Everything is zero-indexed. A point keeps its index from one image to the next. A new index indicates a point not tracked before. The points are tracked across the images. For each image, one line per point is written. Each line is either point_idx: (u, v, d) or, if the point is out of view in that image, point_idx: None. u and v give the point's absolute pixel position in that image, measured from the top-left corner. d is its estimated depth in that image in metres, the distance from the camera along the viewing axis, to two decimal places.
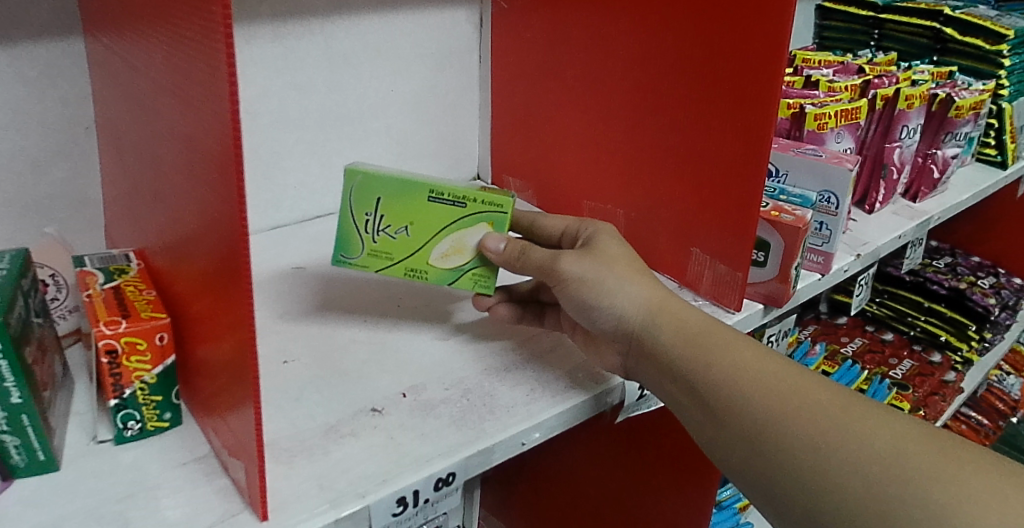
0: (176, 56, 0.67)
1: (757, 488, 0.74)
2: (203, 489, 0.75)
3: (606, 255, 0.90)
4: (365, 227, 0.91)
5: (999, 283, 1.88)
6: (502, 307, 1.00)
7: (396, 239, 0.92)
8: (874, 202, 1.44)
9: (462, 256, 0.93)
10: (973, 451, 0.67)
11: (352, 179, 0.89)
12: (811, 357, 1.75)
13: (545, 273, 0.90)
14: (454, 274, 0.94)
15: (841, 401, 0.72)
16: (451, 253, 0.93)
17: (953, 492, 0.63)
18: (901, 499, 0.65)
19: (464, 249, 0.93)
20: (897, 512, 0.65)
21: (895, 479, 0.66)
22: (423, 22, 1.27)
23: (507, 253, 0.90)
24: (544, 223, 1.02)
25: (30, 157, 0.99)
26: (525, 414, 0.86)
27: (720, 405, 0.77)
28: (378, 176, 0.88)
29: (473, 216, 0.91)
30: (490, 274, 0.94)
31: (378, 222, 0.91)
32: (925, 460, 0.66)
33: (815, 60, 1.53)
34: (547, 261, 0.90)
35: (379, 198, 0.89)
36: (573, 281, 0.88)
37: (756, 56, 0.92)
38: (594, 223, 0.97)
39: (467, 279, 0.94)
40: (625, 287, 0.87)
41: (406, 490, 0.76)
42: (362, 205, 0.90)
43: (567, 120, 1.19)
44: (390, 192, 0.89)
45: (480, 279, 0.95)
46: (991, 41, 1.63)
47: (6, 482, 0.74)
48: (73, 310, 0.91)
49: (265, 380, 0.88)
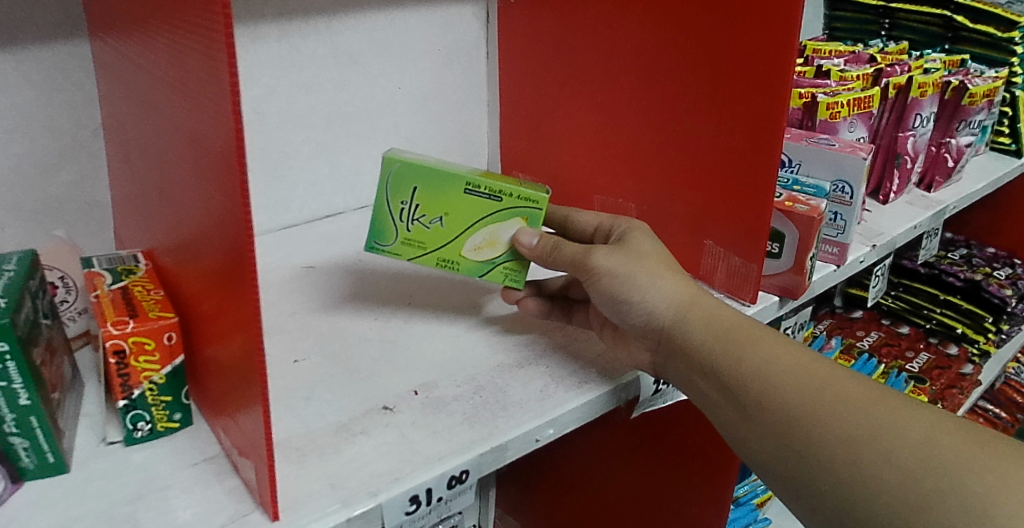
0: (179, 52, 0.66)
1: (791, 486, 0.73)
2: (214, 489, 0.74)
3: (638, 251, 0.88)
4: (400, 216, 0.91)
5: (1015, 274, 1.84)
6: (530, 301, 0.99)
7: (430, 229, 0.91)
8: (888, 192, 1.42)
9: (494, 249, 0.93)
10: (1010, 444, 0.65)
11: (389, 167, 0.89)
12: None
13: (577, 268, 0.88)
14: (485, 267, 0.93)
15: (874, 394, 0.71)
16: (484, 246, 0.93)
17: (990, 482, 0.62)
18: (943, 496, 0.63)
19: (497, 243, 0.92)
20: (936, 509, 0.63)
21: (931, 471, 0.64)
22: (428, 19, 1.26)
23: (540, 248, 0.90)
24: (577, 219, 1.01)
25: (38, 160, 0.99)
26: (538, 410, 0.85)
27: (752, 402, 0.76)
28: (416, 164, 0.88)
29: (507, 209, 0.90)
30: (521, 269, 0.94)
31: (413, 211, 0.90)
32: (960, 451, 0.65)
33: (827, 50, 1.51)
34: (579, 256, 0.88)
35: (415, 187, 0.89)
36: (605, 276, 0.86)
37: (766, 44, 0.91)
38: (627, 220, 0.96)
39: (497, 272, 0.94)
40: (658, 282, 0.85)
41: (418, 488, 0.75)
42: (398, 193, 0.90)
43: (576, 116, 1.18)
44: (426, 181, 0.89)
45: (510, 273, 0.94)
46: (1002, 28, 1.61)
47: (16, 485, 0.73)
48: (82, 312, 0.91)
49: (275, 380, 0.87)
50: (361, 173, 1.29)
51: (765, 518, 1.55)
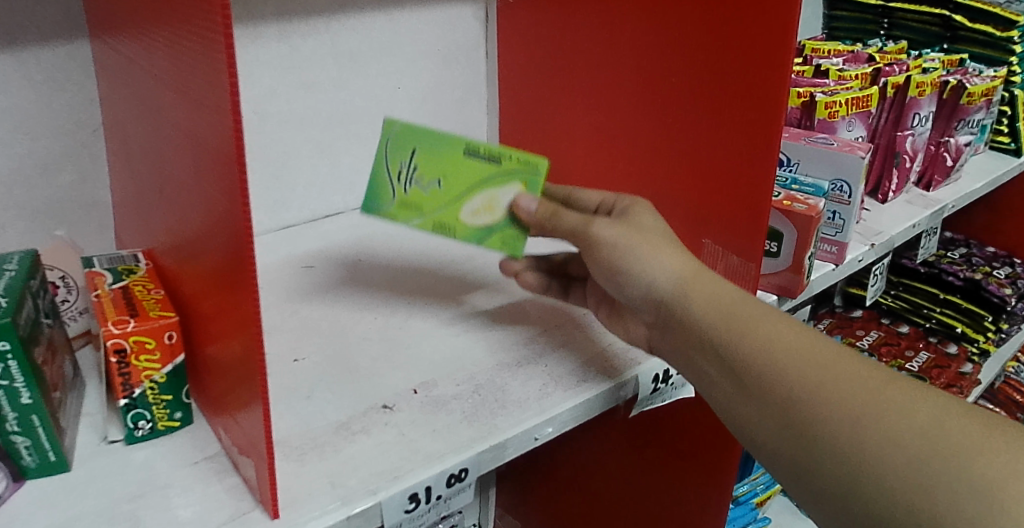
0: (179, 51, 0.67)
1: (790, 464, 0.72)
2: (214, 488, 0.74)
3: (640, 225, 0.89)
4: (398, 178, 0.91)
5: (1014, 273, 1.84)
6: (528, 276, 1.02)
7: (427, 192, 0.91)
8: (886, 190, 1.43)
9: (492, 214, 0.92)
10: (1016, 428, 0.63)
11: (389, 128, 0.90)
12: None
13: (578, 239, 0.90)
14: (483, 232, 0.93)
15: (877, 373, 0.70)
16: (482, 210, 0.92)
17: (994, 468, 0.61)
18: (939, 474, 0.62)
19: (495, 207, 0.92)
20: (938, 489, 0.62)
21: (934, 455, 0.63)
22: (428, 20, 1.27)
23: (540, 214, 0.90)
24: (581, 196, 1.01)
25: (39, 161, 1.00)
26: (537, 409, 0.85)
27: (753, 379, 0.75)
28: (415, 127, 0.90)
29: (506, 173, 0.90)
30: (519, 236, 0.93)
31: (411, 174, 0.91)
32: (965, 434, 0.63)
33: (826, 49, 1.51)
34: (578, 226, 0.90)
35: (414, 148, 0.90)
36: (604, 246, 0.87)
37: (765, 43, 0.91)
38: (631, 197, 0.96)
39: (496, 239, 0.93)
40: (658, 258, 0.85)
41: (417, 486, 0.75)
42: (397, 157, 0.91)
43: (576, 115, 1.19)
44: (426, 142, 0.90)
45: (508, 239, 0.93)
46: (1001, 27, 1.63)
47: (18, 483, 0.74)
48: (83, 311, 0.91)
49: (275, 379, 0.88)
50: (361, 172, 1.29)
51: (765, 517, 1.55)
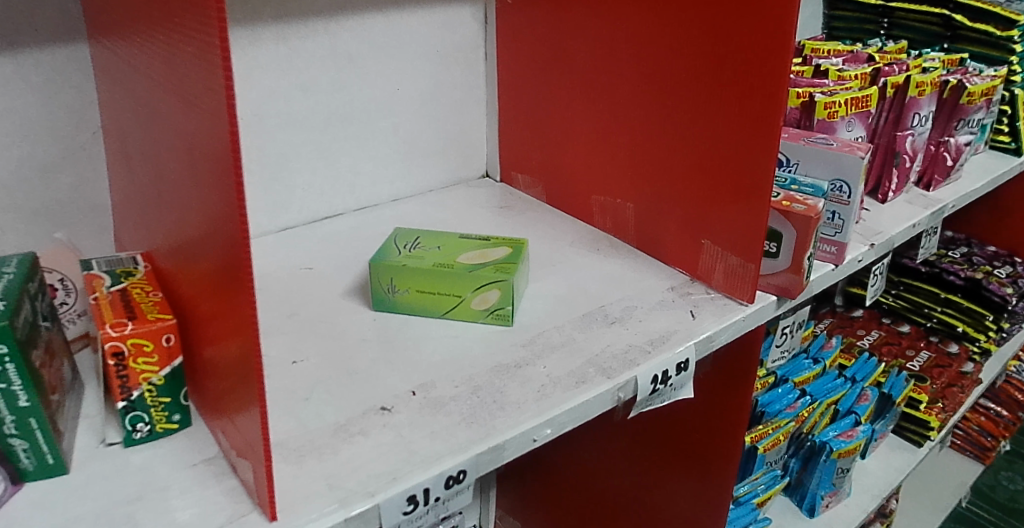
0: (175, 54, 0.67)
1: None
2: (212, 490, 0.74)
3: None
4: (393, 298, 1.00)
5: (1015, 272, 1.83)
6: None
7: (424, 302, 1.00)
8: (886, 190, 1.43)
9: (483, 300, 0.98)
10: None
11: (377, 272, 0.99)
12: (862, 404, 1.59)
13: None
14: (478, 313, 0.99)
15: None
16: (474, 298, 0.98)
17: None
18: None
19: (483, 295, 0.98)
20: None
21: None
22: (427, 20, 1.26)
23: None
24: None
25: (38, 163, 0.99)
26: (535, 410, 0.85)
27: None
28: (397, 267, 0.98)
29: (489, 284, 0.97)
30: (509, 306, 0.98)
31: (404, 290, 0.99)
32: None
33: (826, 49, 1.51)
34: None
35: (401, 276, 0.98)
36: None
37: (762, 43, 0.91)
38: None
39: (492, 316, 0.99)
40: None
41: (416, 488, 0.75)
42: (386, 279, 0.99)
43: (579, 115, 1.19)
44: (410, 274, 0.98)
45: (500, 311, 0.98)
46: (1001, 27, 1.62)
47: (16, 486, 0.74)
48: (82, 314, 0.91)
49: (274, 380, 0.88)
50: (360, 174, 1.29)
51: (765, 518, 1.53)
